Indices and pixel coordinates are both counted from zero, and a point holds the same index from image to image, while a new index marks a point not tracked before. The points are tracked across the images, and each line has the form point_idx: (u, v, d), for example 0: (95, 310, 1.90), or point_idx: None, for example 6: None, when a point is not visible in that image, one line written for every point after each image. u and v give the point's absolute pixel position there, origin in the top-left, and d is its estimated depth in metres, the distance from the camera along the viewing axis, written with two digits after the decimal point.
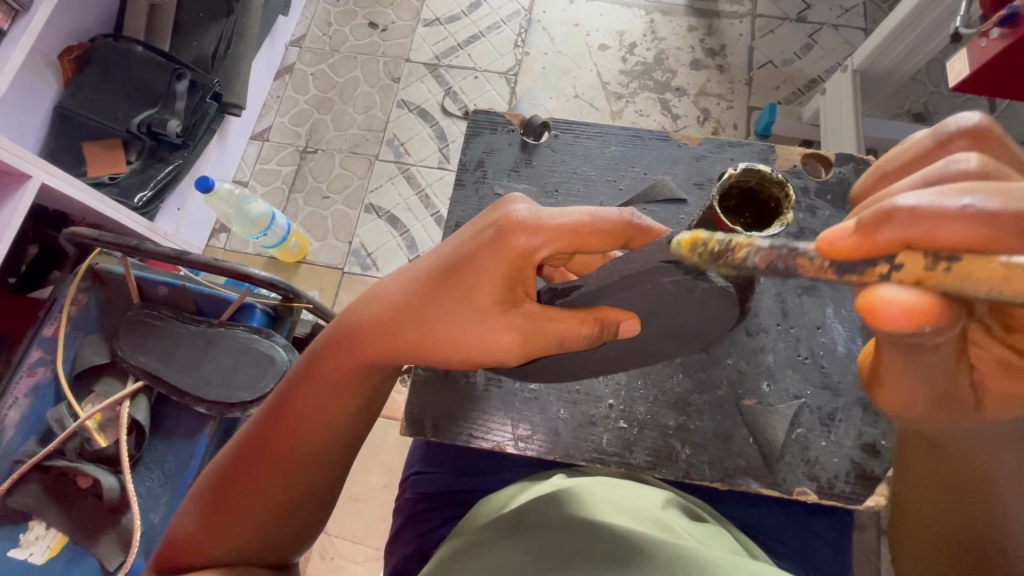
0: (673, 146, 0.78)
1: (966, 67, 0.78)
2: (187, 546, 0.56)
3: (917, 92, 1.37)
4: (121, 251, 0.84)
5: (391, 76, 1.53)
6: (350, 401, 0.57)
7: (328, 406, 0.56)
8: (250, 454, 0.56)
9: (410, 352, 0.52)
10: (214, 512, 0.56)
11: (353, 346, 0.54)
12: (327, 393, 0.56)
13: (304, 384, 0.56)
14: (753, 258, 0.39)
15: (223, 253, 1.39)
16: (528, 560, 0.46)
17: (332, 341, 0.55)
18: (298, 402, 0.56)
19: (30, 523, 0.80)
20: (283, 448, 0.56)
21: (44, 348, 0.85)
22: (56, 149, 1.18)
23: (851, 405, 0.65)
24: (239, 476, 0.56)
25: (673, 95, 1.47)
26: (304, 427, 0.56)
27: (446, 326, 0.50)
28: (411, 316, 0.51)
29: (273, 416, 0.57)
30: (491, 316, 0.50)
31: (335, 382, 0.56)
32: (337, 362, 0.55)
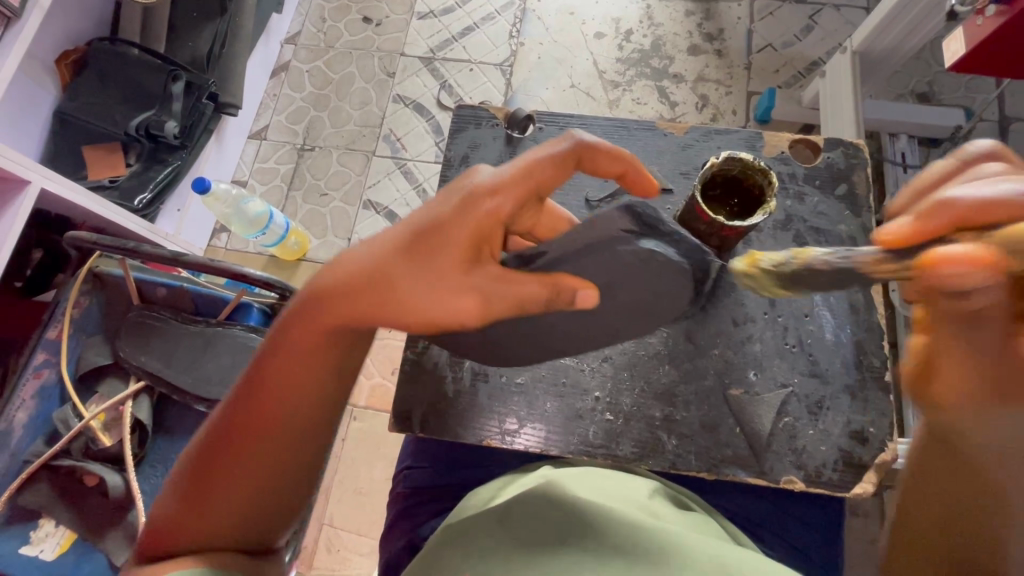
0: (660, 136, 0.77)
1: (962, 46, 0.76)
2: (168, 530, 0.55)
3: (921, 71, 1.34)
4: (119, 254, 0.85)
5: (387, 71, 1.53)
6: (323, 376, 0.55)
7: (299, 380, 0.55)
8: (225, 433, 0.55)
9: (378, 317, 0.51)
10: (194, 498, 0.55)
11: (318, 314, 0.52)
12: (297, 367, 0.54)
13: (274, 361, 0.54)
14: (813, 263, 0.45)
15: (224, 253, 1.41)
16: (525, 548, 0.47)
17: (300, 311, 0.53)
18: (269, 377, 0.55)
19: (40, 520, 0.82)
20: (257, 427, 0.54)
21: (48, 350, 0.86)
22: (57, 154, 1.19)
23: (839, 393, 0.65)
24: (216, 460, 0.55)
25: (671, 82, 1.45)
26: (277, 403, 0.55)
27: (413, 286, 0.49)
28: (377, 277, 0.50)
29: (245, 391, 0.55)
30: (455, 274, 0.49)
31: (305, 355, 0.54)
32: (305, 330, 0.53)
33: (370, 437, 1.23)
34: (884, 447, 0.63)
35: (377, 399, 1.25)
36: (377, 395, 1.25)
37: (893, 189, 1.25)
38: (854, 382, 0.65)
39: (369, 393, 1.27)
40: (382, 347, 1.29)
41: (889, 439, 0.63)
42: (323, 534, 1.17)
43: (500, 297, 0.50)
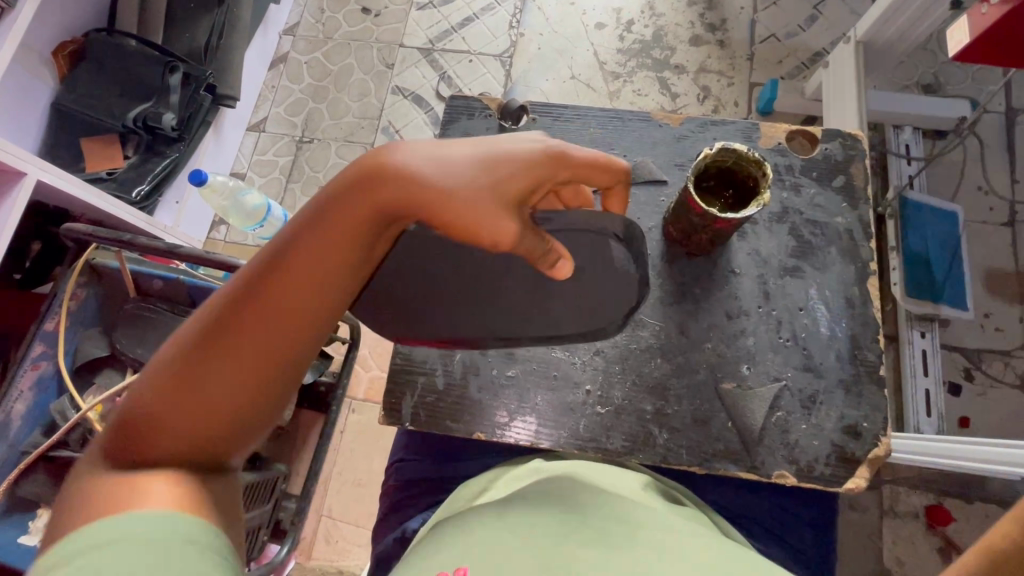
0: (655, 127, 0.76)
1: (965, 35, 0.75)
2: (142, 420, 0.43)
3: (927, 62, 1.32)
4: (115, 246, 0.85)
5: (385, 62, 1.52)
6: (358, 265, 0.47)
7: (334, 259, 0.45)
8: (207, 346, 0.43)
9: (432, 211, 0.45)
10: (173, 391, 0.43)
11: (356, 205, 0.45)
12: (337, 245, 0.45)
13: (314, 229, 0.45)
14: None
15: (222, 245, 1.41)
16: (534, 539, 0.46)
17: (333, 200, 0.45)
18: (304, 247, 0.44)
19: (40, 510, 0.83)
20: (272, 308, 0.44)
21: (46, 342, 0.86)
22: (54, 146, 1.19)
23: (833, 387, 0.64)
24: (190, 380, 0.43)
25: (672, 73, 1.43)
26: (306, 281, 0.44)
27: (466, 200, 0.45)
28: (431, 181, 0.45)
29: (240, 293, 0.44)
30: (510, 198, 0.46)
31: (349, 231, 0.45)
32: (338, 222, 0.45)
33: (367, 429, 1.24)
34: (877, 442, 0.62)
35: (375, 391, 1.25)
36: (375, 387, 1.25)
37: (896, 181, 1.24)
38: (848, 376, 0.65)
39: (367, 386, 1.27)
40: (380, 340, 1.29)
41: (882, 434, 0.63)
42: (321, 525, 1.18)
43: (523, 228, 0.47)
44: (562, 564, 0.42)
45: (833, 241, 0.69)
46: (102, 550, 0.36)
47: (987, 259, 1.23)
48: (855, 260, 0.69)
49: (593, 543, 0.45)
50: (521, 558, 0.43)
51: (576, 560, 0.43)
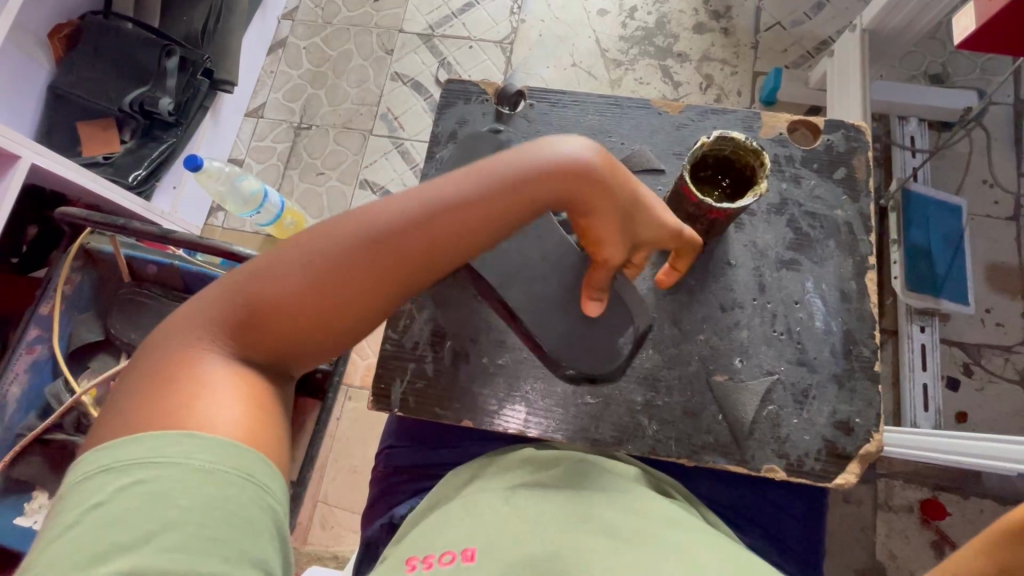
0: (653, 114, 0.75)
1: (971, 22, 0.73)
2: (263, 307, 0.46)
3: (934, 51, 1.30)
4: (110, 230, 0.84)
5: (385, 47, 1.50)
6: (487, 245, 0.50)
7: (479, 233, 0.48)
8: (357, 267, 0.46)
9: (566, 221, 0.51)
10: (307, 297, 0.46)
11: (536, 189, 0.48)
12: (489, 223, 0.48)
13: (486, 197, 0.47)
14: None
15: (220, 232, 1.40)
16: (533, 528, 0.47)
17: (527, 176, 0.48)
18: (469, 210, 0.47)
19: (34, 492, 0.83)
20: (412, 259, 0.47)
21: (41, 325, 0.86)
22: (50, 129, 1.19)
23: (826, 382, 0.64)
24: (333, 294, 0.46)
25: (674, 61, 1.41)
26: (450, 241, 0.47)
27: (610, 223, 0.50)
28: (592, 196, 0.48)
29: (411, 226, 0.46)
30: (631, 233, 0.52)
31: (504, 216, 0.48)
32: (516, 198, 0.48)
33: (363, 417, 1.24)
34: (870, 437, 0.62)
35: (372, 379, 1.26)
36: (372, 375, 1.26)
37: (900, 173, 1.22)
38: (842, 370, 0.64)
39: (363, 373, 1.27)
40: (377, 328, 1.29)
41: (875, 430, 0.62)
42: (316, 511, 1.18)
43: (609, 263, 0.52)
44: (552, 554, 0.44)
45: (832, 234, 0.68)
46: (163, 470, 0.40)
47: (990, 253, 1.22)
48: (854, 253, 0.68)
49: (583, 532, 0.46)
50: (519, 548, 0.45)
51: (564, 551, 0.44)
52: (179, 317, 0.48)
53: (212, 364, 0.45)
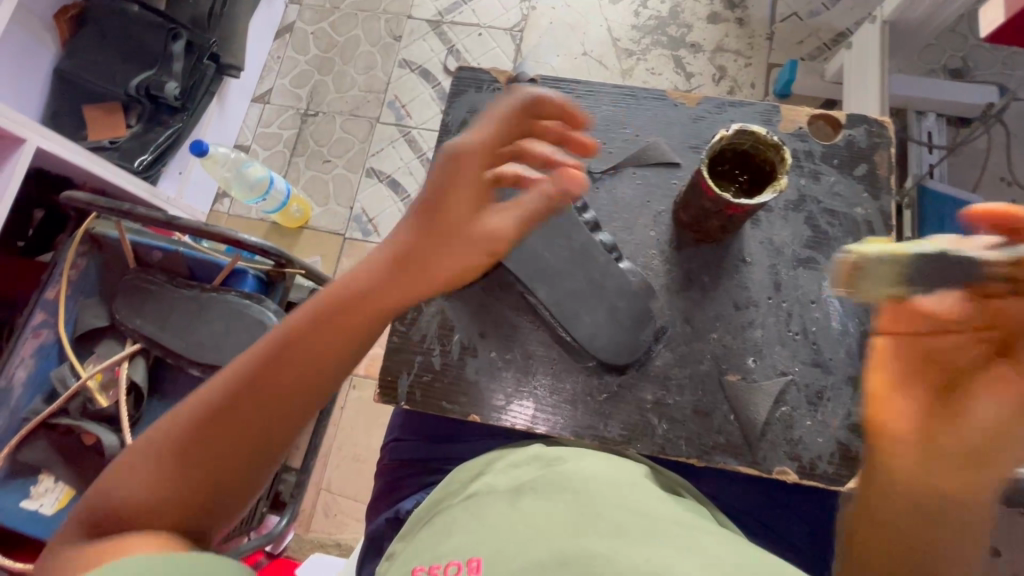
0: (669, 106, 0.73)
1: (1000, 15, 0.70)
2: (139, 492, 0.47)
3: (955, 45, 1.26)
4: (114, 216, 0.83)
5: (393, 34, 1.48)
6: (348, 349, 0.53)
7: (333, 342, 0.52)
8: (230, 417, 0.49)
9: (413, 294, 0.55)
10: (185, 454, 0.48)
11: (370, 309, 0.54)
12: (336, 334, 0.52)
13: (315, 321, 0.52)
14: None
15: (226, 219, 1.39)
16: (550, 533, 0.46)
17: (362, 294, 0.54)
18: (310, 335, 0.51)
19: (40, 476, 0.83)
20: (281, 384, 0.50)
21: (47, 310, 0.86)
22: (56, 113, 1.18)
23: (842, 384, 0.63)
24: (203, 453, 0.48)
25: (688, 52, 1.38)
26: (308, 362, 0.51)
27: (444, 256, 0.55)
28: (418, 291, 0.55)
29: (257, 368, 0.50)
30: (478, 237, 0.55)
31: (344, 325, 0.53)
32: (346, 312, 0.53)
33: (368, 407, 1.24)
34: None
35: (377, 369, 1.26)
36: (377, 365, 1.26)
37: (916, 169, 1.20)
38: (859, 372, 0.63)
39: (368, 364, 1.27)
40: None
41: None
42: (320, 499, 1.19)
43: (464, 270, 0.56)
44: (590, 555, 0.42)
45: (850, 232, 0.67)
46: None
47: None
48: None
49: (598, 536, 0.45)
50: (531, 554, 0.43)
51: (601, 553, 0.43)
52: (54, 547, 0.47)
53: (88, 547, 0.45)
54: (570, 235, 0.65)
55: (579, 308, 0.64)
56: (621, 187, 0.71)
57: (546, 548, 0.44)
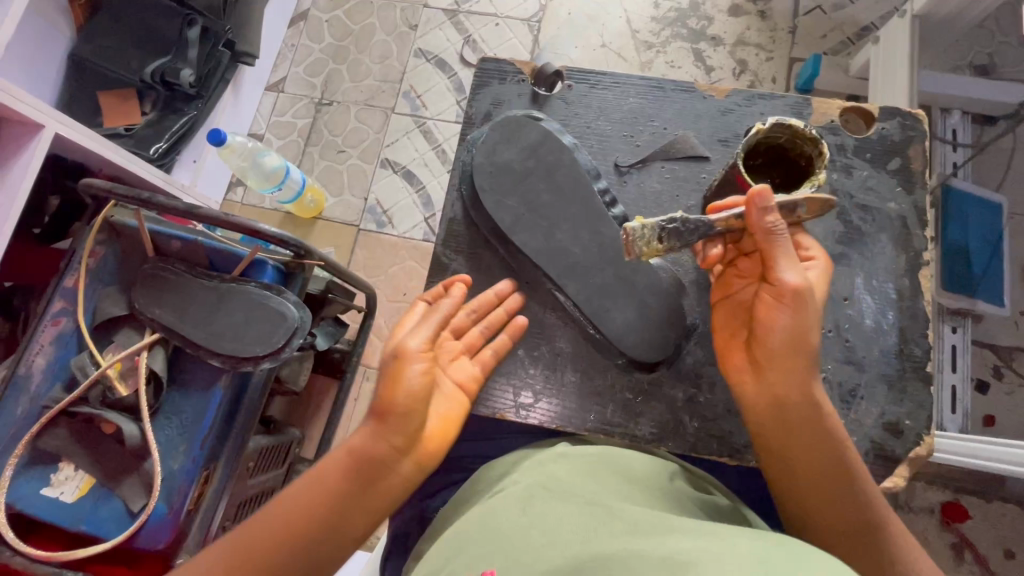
0: (697, 98, 0.72)
1: None
2: None
3: (983, 41, 1.24)
4: (134, 204, 0.83)
5: (409, 23, 1.46)
6: (346, 505, 0.55)
7: (330, 500, 0.55)
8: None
9: (387, 443, 0.56)
10: None
11: (339, 483, 0.56)
12: (330, 491, 0.55)
13: (312, 481, 0.56)
14: None
15: (239, 208, 1.38)
16: (566, 537, 0.44)
17: (348, 447, 0.57)
18: (306, 496, 0.55)
19: (60, 464, 0.83)
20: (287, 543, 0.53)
21: (65, 298, 0.88)
22: (69, 99, 1.16)
23: (875, 382, 0.63)
24: None
25: (708, 45, 1.36)
26: (306, 519, 0.54)
27: (391, 388, 0.56)
28: (372, 441, 0.56)
29: (266, 527, 0.54)
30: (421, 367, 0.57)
31: (338, 482, 0.56)
32: (333, 469, 0.56)
33: None
34: (920, 441, 0.62)
35: None
36: None
37: (940, 167, 1.18)
38: (892, 371, 0.63)
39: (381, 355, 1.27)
40: (395, 309, 1.29)
41: (926, 433, 0.62)
42: None
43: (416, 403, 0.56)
44: (604, 555, 0.40)
45: (885, 229, 0.67)
46: None
47: None
48: (908, 249, 0.66)
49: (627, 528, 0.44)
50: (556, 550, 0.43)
51: (618, 553, 0.40)
52: None
53: None
54: (601, 231, 0.65)
55: (610, 304, 0.64)
56: (650, 181, 0.70)
57: (575, 542, 0.43)
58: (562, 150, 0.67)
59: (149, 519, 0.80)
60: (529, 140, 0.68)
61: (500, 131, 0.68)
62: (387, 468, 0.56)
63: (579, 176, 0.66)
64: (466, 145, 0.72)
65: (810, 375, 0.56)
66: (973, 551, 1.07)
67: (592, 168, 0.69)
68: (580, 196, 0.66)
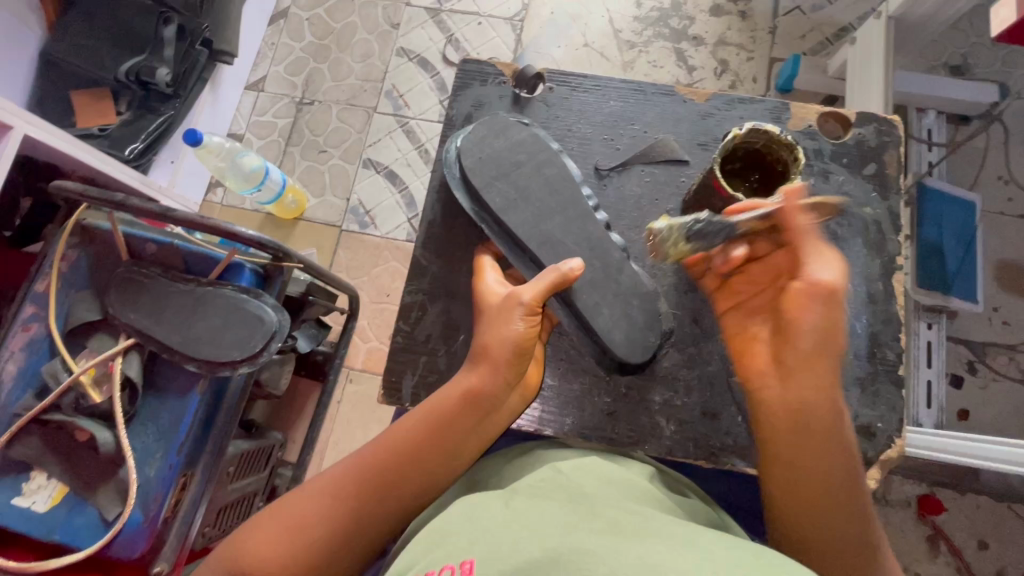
0: (678, 102, 0.73)
1: (1012, 12, 0.70)
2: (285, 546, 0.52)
3: (957, 42, 1.26)
4: (106, 207, 0.81)
5: (390, 21, 1.45)
6: (462, 430, 0.57)
7: (446, 424, 0.57)
8: (335, 509, 0.54)
9: (500, 375, 0.57)
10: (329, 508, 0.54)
11: (454, 419, 0.57)
12: (448, 414, 0.57)
13: (432, 403, 0.58)
14: None
15: (219, 209, 1.37)
16: (542, 529, 0.44)
17: (465, 375, 0.58)
18: (427, 416, 0.57)
19: (32, 473, 0.82)
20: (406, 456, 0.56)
21: (37, 303, 0.86)
22: (42, 98, 1.14)
23: (850, 385, 0.64)
24: (348, 509, 0.54)
25: (689, 45, 1.37)
26: (427, 437, 0.57)
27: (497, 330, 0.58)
28: (487, 381, 0.57)
29: (388, 440, 0.57)
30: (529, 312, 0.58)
31: (455, 407, 0.57)
32: (451, 394, 0.58)
33: (366, 400, 1.23)
34: (892, 443, 0.63)
35: (376, 363, 1.25)
36: (375, 358, 1.26)
37: (915, 167, 1.20)
38: (865, 374, 0.64)
39: (366, 357, 1.26)
40: (379, 311, 1.28)
41: (897, 435, 0.63)
42: None
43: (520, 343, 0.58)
44: (580, 549, 0.40)
45: (860, 233, 0.68)
46: None
47: (1002, 252, 1.20)
48: (882, 254, 0.67)
49: (604, 525, 0.44)
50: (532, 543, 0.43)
51: (594, 548, 0.40)
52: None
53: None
54: (586, 228, 0.64)
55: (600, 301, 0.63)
56: (629, 184, 0.71)
57: (554, 533, 0.43)
58: (546, 147, 0.67)
59: (125, 527, 0.79)
60: (515, 138, 0.67)
61: (487, 126, 0.68)
62: (499, 398, 0.58)
63: (563, 178, 0.66)
64: (449, 140, 0.71)
65: (823, 383, 0.56)
66: (949, 543, 1.09)
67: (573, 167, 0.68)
68: (560, 194, 0.65)
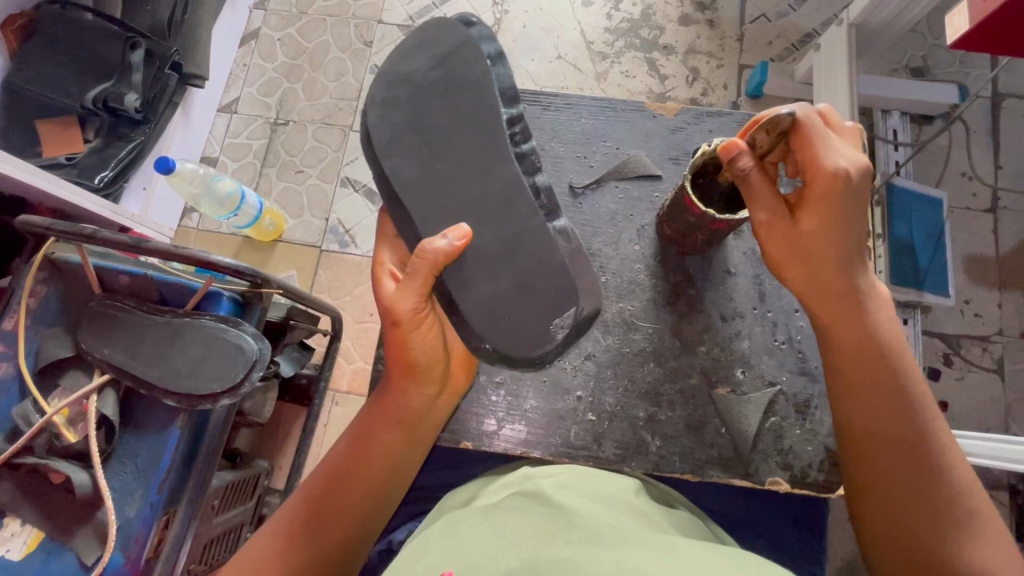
0: (649, 117, 0.74)
1: (966, 22, 0.72)
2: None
3: (917, 44, 1.30)
4: (75, 241, 0.79)
5: (363, 39, 1.45)
6: (395, 447, 0.61)
7: (379, 443, 0.61)
8: (290, 551, 0.58)
9: (412, 389, 0.60)
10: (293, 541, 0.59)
11: (382, 438, 0.61)
12: (376, 434, 0.61)
13: (362, 427, 0.62)
14: None
15: (195, 235, 1.34)
16: (523, 542, 0.44)
17: (381, 395, 0.62)
18: (361, 443, 0.61)
19: (5, 519, 0.79)
20: (349, 483, 0.61)
21: (5, 342, 0.83)
22: (6, 129, 1.11)
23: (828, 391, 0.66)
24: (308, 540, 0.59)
25: (661, 54, 1.39)
26: (364, 459, 0.61)
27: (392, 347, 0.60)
28: (401, 398, 0.61)
29: (329, 470, 0.62)
30: (411, 316, 0.57)
31: (385, 427, 0.61)
32: (374, 415, 0.61)
33: None
34: None
35: (361, 384, 1.24)
36: (361, 380, 1.24)
37: (884, 167, 1.23)
38: None
39: (351, 378, 1.25)
40: (363, 331, 1.27)
41: None
42: None
43: (410, 353, 0.59)
44: (556, 559, 0.40)
45: None
46: None
47: (970, 246, 1.23)
48: None
49: (583, 534, 0.44)
50: (509, 554, 0.42)
51: (569, 557, 0.40)
52: None
53: None
54: (516, 211, 0.55)
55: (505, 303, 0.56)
56: (603, 201, 0.71)
57: (532, 544, 0.43)
58: (476, 59, 0.56)
59: (105, 571, 0.77)
60: (441, 48, 0.57)
61: (419, 35, 0.58)
62: (421, 409, 0.61)
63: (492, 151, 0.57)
64: None
65: (883, 359, 0.58)
66: None
67: (508, 89, 0.56)
68: (483, 151, 0.55)
